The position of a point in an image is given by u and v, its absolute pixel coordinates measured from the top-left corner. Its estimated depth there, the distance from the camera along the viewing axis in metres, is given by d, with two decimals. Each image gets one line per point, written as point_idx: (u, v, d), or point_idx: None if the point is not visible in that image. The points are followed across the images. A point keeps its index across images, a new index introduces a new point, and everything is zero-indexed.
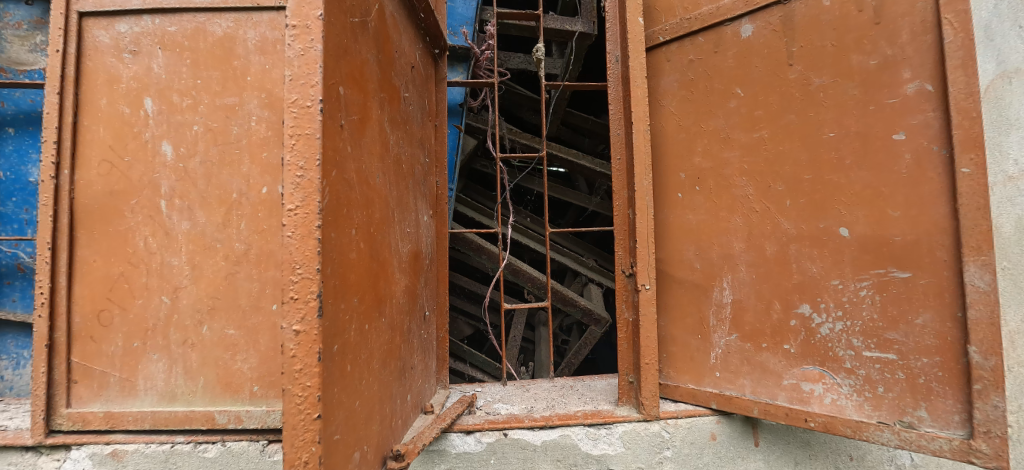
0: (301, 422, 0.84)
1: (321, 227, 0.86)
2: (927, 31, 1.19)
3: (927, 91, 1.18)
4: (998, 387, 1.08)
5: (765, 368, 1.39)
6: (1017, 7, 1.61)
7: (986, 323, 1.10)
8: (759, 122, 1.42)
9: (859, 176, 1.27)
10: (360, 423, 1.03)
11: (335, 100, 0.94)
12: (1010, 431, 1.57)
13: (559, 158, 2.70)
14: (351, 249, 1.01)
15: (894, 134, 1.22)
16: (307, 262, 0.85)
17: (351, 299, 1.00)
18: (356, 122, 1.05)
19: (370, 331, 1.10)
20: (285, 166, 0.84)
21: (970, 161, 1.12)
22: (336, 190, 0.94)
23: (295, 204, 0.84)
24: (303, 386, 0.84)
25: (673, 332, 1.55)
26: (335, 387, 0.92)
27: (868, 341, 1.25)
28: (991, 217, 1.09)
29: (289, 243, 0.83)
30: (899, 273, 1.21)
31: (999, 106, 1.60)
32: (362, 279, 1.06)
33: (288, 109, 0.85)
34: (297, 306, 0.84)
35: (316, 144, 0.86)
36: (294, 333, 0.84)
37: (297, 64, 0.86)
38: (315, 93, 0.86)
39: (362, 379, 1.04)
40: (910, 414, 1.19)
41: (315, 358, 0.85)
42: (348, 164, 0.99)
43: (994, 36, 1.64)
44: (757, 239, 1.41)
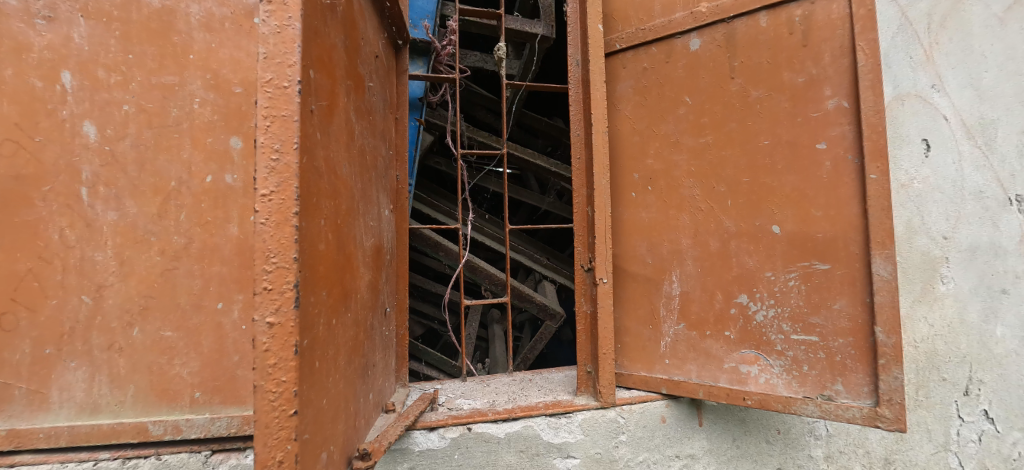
0: (275, 420, 0.79)
1: (297, 215, 0.82)
2: (844, 55, 1.37)
3: (844, 107, 1.36)
4: (898, 361, 1.26)
5: (708, 353, 1.52)
6: (906, 43, 2.17)
7: (888, 306, 1.28)
8: (705, 128, 1.56)
9: (788, 180, 1.43)
10: (328, 422, 0.98)
11: (308, 83, 0.90)
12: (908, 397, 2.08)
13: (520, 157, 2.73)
14: (320, 240, 0.96)
15: (817, 143, 1.39)
16: (282, 250, 0.80)
17: (321, 292, 0.96)
18: (326, 108, 1.00)
19: (337, 326, 1.04)
20: (259, 148, 0.79)
21: (876, 169, 1.30)
22: (308, 177, 0.89)
23: (270, 189, 0.80)
24: (277, 382, 0.80)
25: (627, 323, 1.66)
26: (307, 383, 0.88)
27: (795, 325, 1.41)
28: (892, 217, 1.28)
29: (262, 231, 0.79)
30: (820, 265, 1.38)
31: (896, 123, 2.13)
32: (331, 272, 1.01)
33: (263, 89, 0.80)
34: (271, 297, 0.79)
35: (293, 127, 0.82)
36: (268, 326, 0.79)
37: (272, 42, 0.81)
38: (292, 73, 0.82)
39: (330, 376, 0.99)
40: (829, 388, 1.35)
41: (291, 351, 0.81)
42: (319, 151, 0.95)
43: (891, 64, 2.18)
44: (702, 235, 1.55)
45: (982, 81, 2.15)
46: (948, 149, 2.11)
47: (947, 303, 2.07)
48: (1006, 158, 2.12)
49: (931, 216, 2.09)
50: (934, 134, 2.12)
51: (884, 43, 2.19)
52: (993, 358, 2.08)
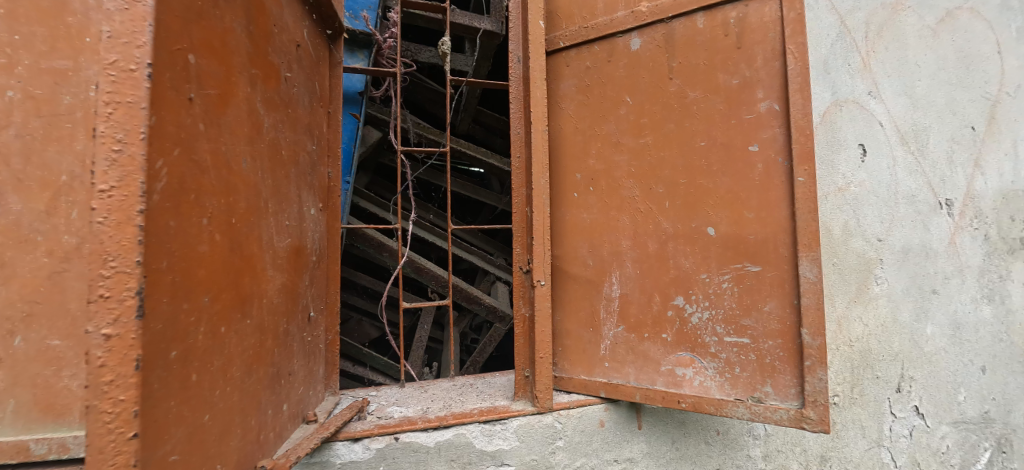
0: (111, 444, 0.71)
1: (146, 213, 0.74)
2: (776, 58, 1.37)
3: (775, 110, 1.37)
4: (823, 362, 1.27)
5: (646, 356, 1.51)
6: (843, 51, 2.24)
7: (814, 308, 1.29)
8: (645, 128, 1.54)
9: (723, 181, 1.43)
10: (210, 440, 0.91)
11: (179, 70, 0.82)
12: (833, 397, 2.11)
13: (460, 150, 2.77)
14: (200, 242, 0.88)
15: (750, 145, 1.39)
16: (124, 253, 0.72)
17: (200, 298, 0.88)
18: (215, 98, 0.92)
19: (228, 335, 0.96)
20: (97, 138, 0.70)
21: (804, 172, 1.31)
22: (175, 172, 0.81)
23: (110, 185, 0.71)
24: (114, 401, 0.71)
25: (568, 326, 1.63)
26: (168, 400, 0.80)
27: (728, 327, 1.41)
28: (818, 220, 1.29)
29: (99, 231, 0.70)
30: (751, 267, 1.38)
31: (834, 129, 2.18)
32: (218, 276, 0.93)
33: (105, 72, 0.72)
34: (109, 307, 0.71)
35: (140, 115, 0.73)
36: (103, 338, 0.70)
37: (119, 20, 0.72)
38: (141, 54, 0.73)
39: (215, 389, 0.92)
40: (759, 390, 1.36)
41: (132, 367, 0.72)
42: (199, 145, 0.87)
43: (830, 70, 2.22)
44: (641, 237, 1.53)
45: (917, 88, 2.28)
46: (882, 154, 2.20)
47: (881, 303, 2.14)
48: (936, 163, 2.28)
49: (867, 219, 2.15)
50: (870, 140, 2.19)
51: (824, 49, 2.23)
52: (922, 355, 2.20)
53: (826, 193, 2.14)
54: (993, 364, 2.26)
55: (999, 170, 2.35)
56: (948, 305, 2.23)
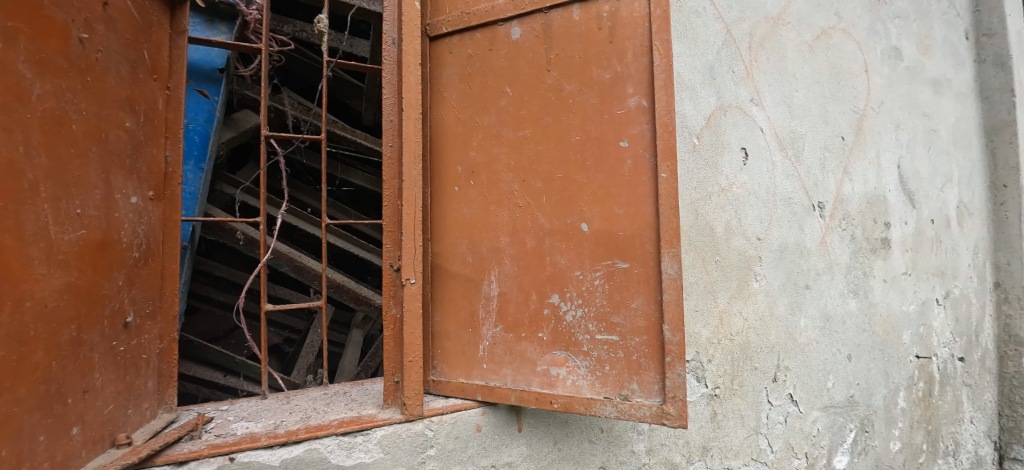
0: None
1: None
2: (644, 54, 1.38)
3: (643, 106, 1.37)
4: (682, 358, 1.29)
5: (523, 356, 1.45)
6: (729, 57, 2.27)
7: (675, 304, 1.31)
8: (524, 121, 1.48)
9: (596, 177, 1.41)
10: None
11: None
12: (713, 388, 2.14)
13: (339, 134, 3.01)
14: None
15: (621, 141, 1.39)
16: None
17: None
18: None
19: None
20: None
21: (667, 168, 1.32)
22: None
23: None
24: None
25: (447, 327, 1.54)
26: None
27: (599, 325, 1.39)
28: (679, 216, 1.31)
29: None
30: (620, 264, 1.38)
31: (718, 133, 2.20)
32: None
33: None
34: None
35: None
36: None
37: None
38: None
39: None
40: (626, 388, 1.36)
41: None
42: None
43: (717, 75, 2.22)
44: (519, 233, 1.47)
45: (794, 99, 2.45)
46: (762, 158, 2.31)
47: (759, 298, 2.27)
48: (810, 169, 2.47)
49: (747, 219, 2.25)
50: (752, 144, 2.29)
51: (712, 56, 2.22)
52: (794, 346, 2.36)
53: (710, 193, 2.16)
54: (854, 352, 2.58)
55: (863, 176, 2.67)
56: (818, 300, 2.45)
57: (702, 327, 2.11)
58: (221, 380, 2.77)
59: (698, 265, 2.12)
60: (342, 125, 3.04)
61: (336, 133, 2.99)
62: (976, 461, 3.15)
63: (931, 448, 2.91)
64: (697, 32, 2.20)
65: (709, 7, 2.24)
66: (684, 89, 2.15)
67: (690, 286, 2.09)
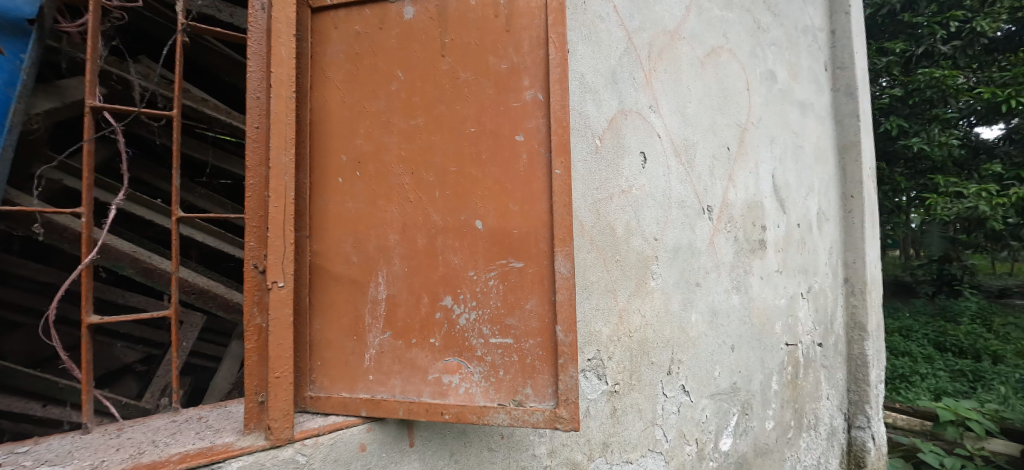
0: None
1: None
2: (540, 46, 1.34)
3: (539, 99, 1.33)
4: (574, 359, 1.28)
5: (413, 364, 1.33)
6: (629, 63, 2.31)
7: (567, 304, 1.30)
8: (416, 108, 1.36)
9: (491, 172, 1.34)
10: None
11: None
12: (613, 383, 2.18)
13: (207, 114, 2.65)
14: None
15: (516, 135, 1.33)
16: None
17: None
18: None
19: None
20: None
21: (561, 164, 1.29)
22: None
23: None
24: None
25: (328, 335, 1.36)
26: None
27: (494, 328, 1.33)
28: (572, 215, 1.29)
29: None
30: (515, 263, 1.32)
31: (618, 135, 2.24)
32: None
33: None
34: None
35: None
36: None
37: None
38: None
39: None
40: (520, 393, 1.31)
41: None
42: None
43: (618, 81, 2.25)
44: (409, 230, 1.35)
45: (687, 110, 2.58)
46: (659, 162, 2.41)
47: (656, 296, 2.35)
48: (701, 175, 2.63)
49: (645, 220, 2.33)
50: (650, 149, 2.37)
51: (614, 61, 2.24)
52: (687, 340, 2.49)
53: (611, 194, 2.19)
54: (737, 342, 2.79)
55: (745, 183, 2.91)
56: (708, 296, 2.62)
57: (602, 325, 2.13)
58: (38, 412, 2.33)
59: (600, 264, 2.13)
60: (213, 104, 2.67)
61: (203, 111, 2.64)
62: (831, 432, 3.60)
63: (798, 423, 3.26)
64: (601, 36, 2.20)
65: (612, 13, 2.25)
66: (587, 90, 2.12)
67: (591, 284, 2.09)
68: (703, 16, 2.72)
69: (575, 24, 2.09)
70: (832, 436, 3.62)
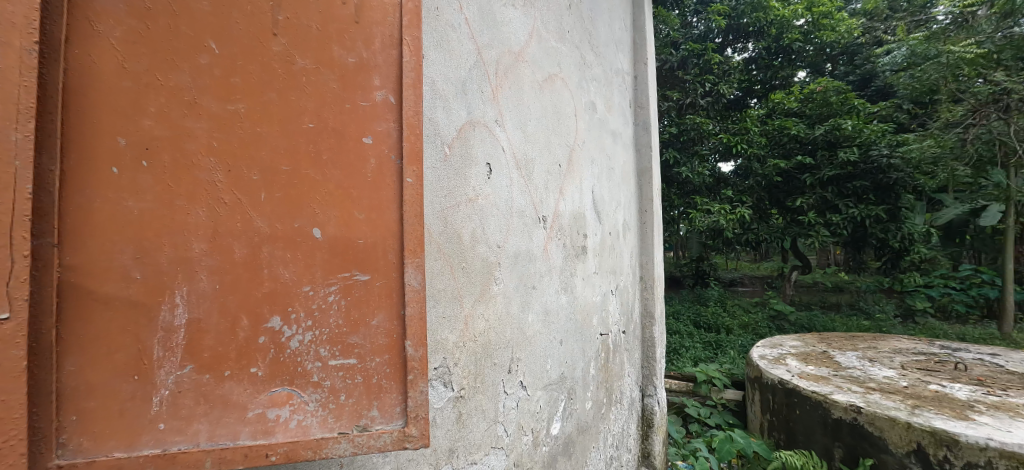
0: None
1: None
2: (393, 46, 1.30)
3: (390, 102, 1.28)
4: (424, 374, 1.25)
5: (226, 402, 1.09)
6: (479, 76, 2.35)
7: (418, 317, 1.26)
8: (235, 92, 1.13)
9: (332, 175, 1.21)
10: None
11: None
12: (459, 387, 2.17)
13: None
14: None
15: (364, 136, 1.25)
16: None
17: None
18: None
19: None
20: None
21: (413, 172, 1.28)
22: None
23: None
24: None
25: (89, 378, 1.00)
26: None
27: (333, 349, 1.20)
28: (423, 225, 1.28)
29: None
30: (360, 276, 1.22)
31: (467, 144, 2.26)
32: None
33: None
34: None
35: None
36: None
37: None
38: None
39: None
40: (364, 416, 1.20)
41: None
42: None
43: (467, 91, 2.28)
44: (223, 238, 1.10)
45: (527, 128, 2.74)
46: (503, 174, 2.50)
47: (498, 300, 2.43)
48: (538, 187, 2.82)
49: (490, 228, 2.39)
50: (494, 161, 2.44)
51: (464, 72, 2.25)
52: (525, 338, 2.63)
53: (458, 202, 2.20)
54: (564, 336, 3.06)
55: (572, 197, 3.24)
56: (542, 297, 2.82)
57: (448, 332, 2.11)
58: None
59: (446, 272, 2.11)
60: None
61: None
62: (631, 402, 4.23)
63: (608, 399, 3.75)
64: (452, 45, 2.20)
65: (464, 24, 2.27)
66: (438, 97, 2.10)
67: (438, 292, 2.07)
68: (543, 44, 2.94)
69: (428, 30, 2.07)
70: (631, 405, 4.26)
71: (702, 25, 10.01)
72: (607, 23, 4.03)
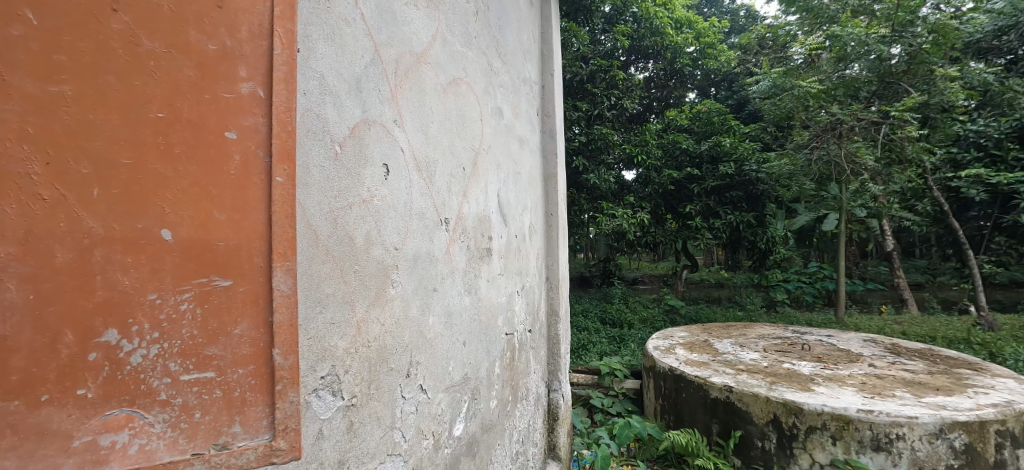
0: None
1: None
2: (262, 37, 1.22)
3: (258, 95, 1.21)
4: (294, 383, 1.20)
5: (42, 432, 0.93)
6: (376, 74, 2.28)
7: (286, 325, 1.20)
8: (60, 71, 0.98)
9: (187, 171, 1.10)
10: None
11: None
12: (351, 396, 2.09)
13: None
14: None
15: (226, 131, 1.16)
16: None
17: None
18: None
19: None
20: None
21: (283, 172, 1.22)
22: None
23: None
24: None
25: None
26: None
27: (186, 362, 1.10)
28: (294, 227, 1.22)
29: None
30: (220, 282, 1.14)
31: (361, 143, 2.18)
32: None
33: None
34: None
35: None
36: None
37: None
38: None
39: None
40: (224, 434, 1.12)
41: None
42: None
43: (362, 89, 2.19)
44: (41, 241, 0.95)
45: (429, 130, 2.71)
46: (401, 175, 2.44)
47: (395, 303, 2.36)
48: (440, 190, 2.80)
49: (386, 230, 2.32)
50: (391, 162, 2.37)
51: (359, 69, 2.17)
52: (424, 341, 2.59)
53: (351, 202, 2.11)
54: (467, 337, 3.07)
55: (476, 200, 3.26)
56: (443, 300, 2.80)
57: (338, 338, 2.02)
58: None
59: (336, 275, 2.02)
60: None
61: None
62: (536, 398, 4.36)
63: (513, 397, 3.82)
64: (345, 40, 2.10)
65: (359, 20, 2.19)
66: (327, 92, 2.00)
67: (326, 297, 1.96)
68: (448, 47, 2.94)
69: (317, 20, 1.96)
70: (537, 401, 4.39)
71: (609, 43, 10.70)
72: (515, 32, 4.13)
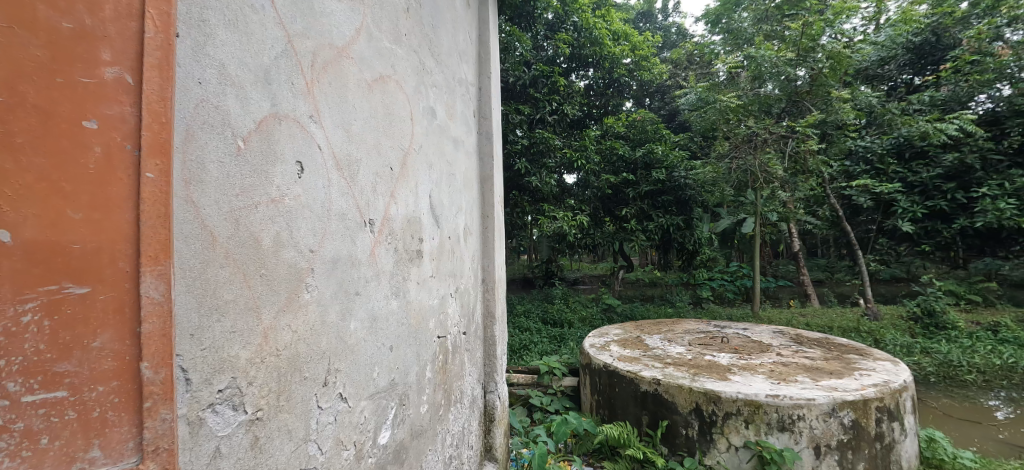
0: None
1: None
2: (132, 18, 1.11)
3: (126, 82, 1.09)
4: (166, 399, 1.12)
5: None
6: (287, 66, 2.15)
7: (158, 335, 1.12)
8: None
9: (32, 163, 0.98)
10: None
11: None
12: (258, 410, 1.96)
13: None
14: None
15: (84, 120, 1.03)
16: None
17: None
18: None
19: None
20: None
21: (154, 167, 1.12)
22: None
23: None
24: None
25: None
26: None
27: (30, 382, 0.97)
28: (168, 228, 1.14)
29: None
30: (75, 289, 1.02)
31: (270, 139, 2.05)
32: None
33: None
34: None
35: None
36: None
37: None
38: None
39: None
40: (80, 459, 1.02)
41: None
42: None
43: (271, 81, 2.06)
44: None
45: (351, 128, 2.59)
46: (318, 175, 2.31)
47: (310, 310, 2.22)
48: (363, 190, 2.69)
49: (299, 232, 2.18)
50: (307, 160, 2.24)
51: (268, 59, 2.04)
52: (345, 348, 2.47)
53: (256, 202, 1.97)
54: (395, 342, 2.98)
55: (405, 201, 3.17)
56: (367, 304, 2.69)
57: (239, 348, 1.87)
58: None
59: (238, 280, 1.87)
60: None
61: None
62: (470, 400, 4.31)
63: (446, 400, 3.76)
64: (252, 28, 1.96)
65: (269, 8, 2.06)
66: (228, 82, 1.86)
67: (225, 304, 1.82)
68: (374, 43, 2.84)
69: (216, 3, 1.81)
70: (472, 403, 4.35)
71: (552, 49, 10.92)
72: (449, 33, 4.08)
